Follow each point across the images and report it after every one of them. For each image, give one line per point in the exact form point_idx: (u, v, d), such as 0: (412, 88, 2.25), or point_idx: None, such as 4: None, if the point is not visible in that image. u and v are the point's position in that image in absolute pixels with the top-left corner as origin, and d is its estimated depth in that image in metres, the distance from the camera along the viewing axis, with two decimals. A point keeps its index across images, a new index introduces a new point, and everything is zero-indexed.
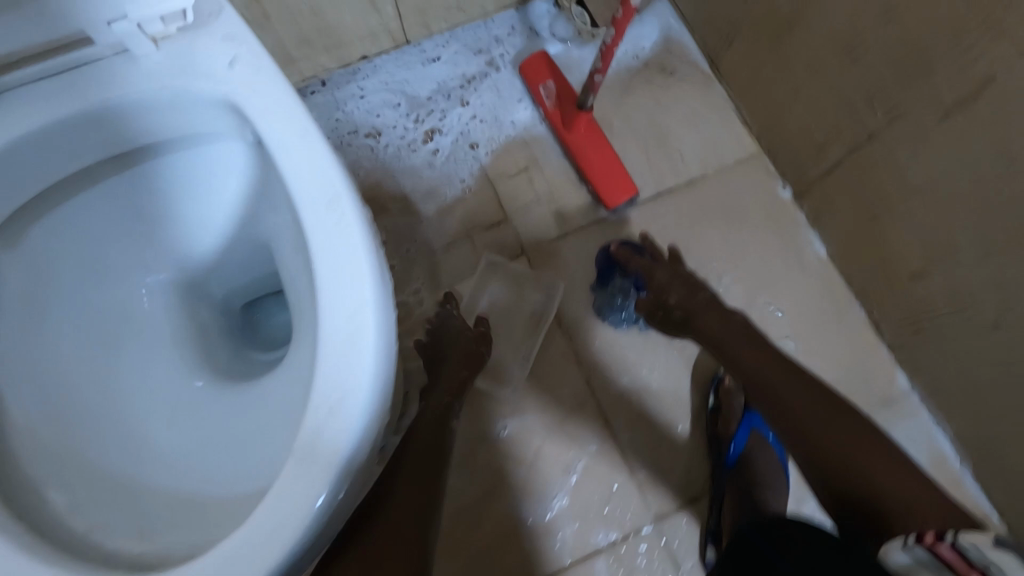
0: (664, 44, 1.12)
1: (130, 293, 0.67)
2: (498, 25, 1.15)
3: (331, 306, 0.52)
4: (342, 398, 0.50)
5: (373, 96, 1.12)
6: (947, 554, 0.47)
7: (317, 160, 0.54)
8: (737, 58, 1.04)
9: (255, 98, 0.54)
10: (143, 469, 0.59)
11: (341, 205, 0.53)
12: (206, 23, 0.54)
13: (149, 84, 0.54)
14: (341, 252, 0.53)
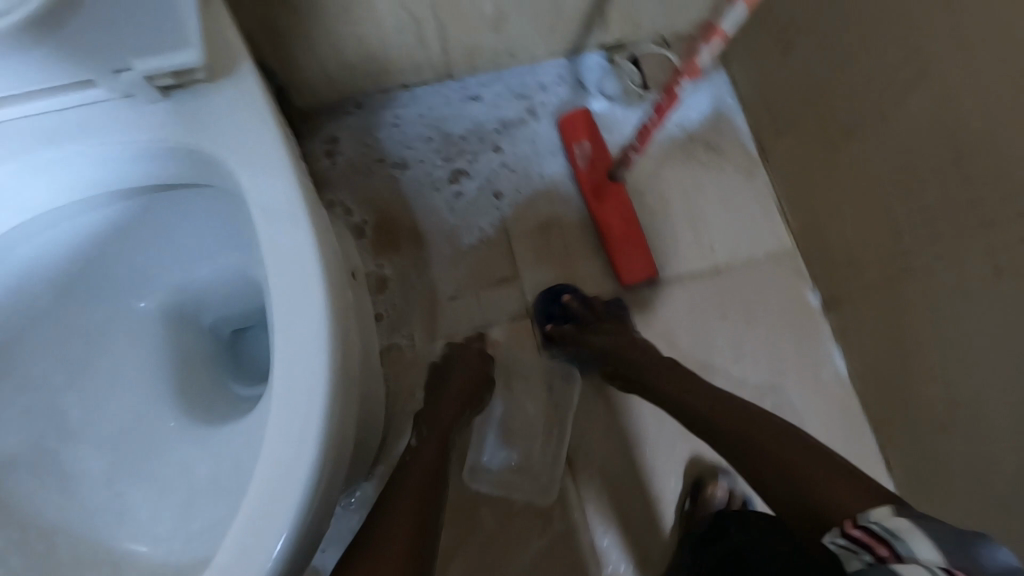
0: (713, 120, 1.08)
1: (113, 321, 0.65)
2: (544, 73, 1.12)
3: (286, 399, 0.49)
4: (298, 430, 0.48)
5: (407, 126, 1.09)
6: (867, 542, 0.52)
7: (302, 243, 0.51)
8: (788, 152, 0.99)
9: (253, 164, 0.53)
10: (93, 519, 0.58)
11: (317, 295, 0.51)
12: (218, 81, 0.53)
13: (148, 135, 0.52)
14: (296, 281, 0.51)
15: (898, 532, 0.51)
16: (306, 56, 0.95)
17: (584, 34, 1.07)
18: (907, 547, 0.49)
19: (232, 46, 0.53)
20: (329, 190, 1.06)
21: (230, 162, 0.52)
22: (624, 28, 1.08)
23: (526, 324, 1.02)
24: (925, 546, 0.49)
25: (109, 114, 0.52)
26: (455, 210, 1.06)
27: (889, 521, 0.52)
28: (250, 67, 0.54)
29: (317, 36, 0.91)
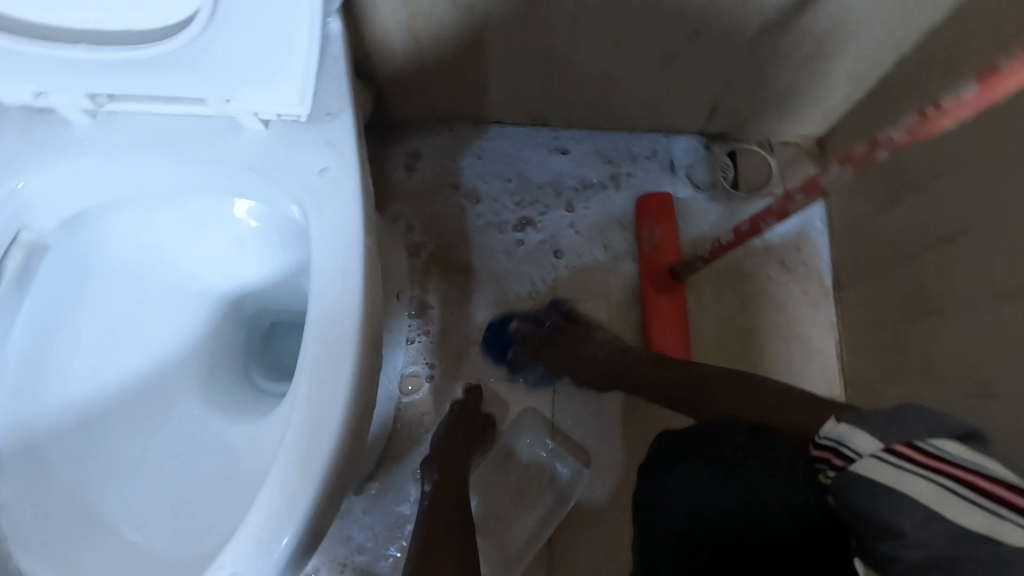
0: (795, 239, 1.04)
1: (167, 299, 0.71)
2: (639, 146, 1.10)
3: (302, 429, 0.51)
4: (318, 434, 0.50)
5: (490, 161, 1.10)
6: (823, 458, 0.53)
7: (346, 304, 0.52)
8: (865, 296, 0.95)
9: (325, 210, 0.53)
10: (101, 479, 0.61)
11: (344, 360, 0.52)
12: (317, 124, 0.54)
13: (240, 158, 0.55)
14: (333, 292, 0.53)
15: (844, 438, 0.52)
16: (412, 75, 0.97)
17: (689, 119, 1.05)
18: (854, 449, 0.50)
19: (341, 93, 0.55)
20: (398, 205, 1.08)
21: (302, 203, 0.53)
22: (730, 122, 1.06)
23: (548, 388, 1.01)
24: (867, 438, 0.50)
25: (212, 133, 0.55)
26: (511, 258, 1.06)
27: (841, 432, 0.52)
28: (349, 116, 0.55)
29: (429, 59, 0.93)
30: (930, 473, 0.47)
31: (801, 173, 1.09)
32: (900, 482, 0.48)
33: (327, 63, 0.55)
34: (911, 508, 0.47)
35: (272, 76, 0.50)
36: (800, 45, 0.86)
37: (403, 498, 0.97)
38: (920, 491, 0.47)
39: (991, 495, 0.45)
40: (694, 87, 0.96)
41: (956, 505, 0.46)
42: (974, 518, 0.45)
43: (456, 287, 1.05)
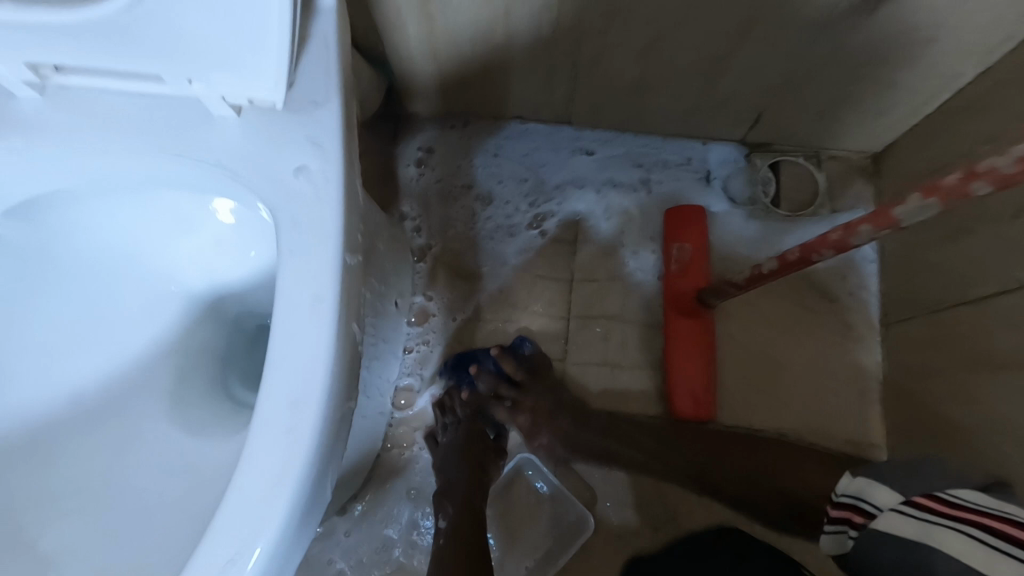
0: (840, 265, 0.94)
1: (133, 304, 0.63)
2: (671, 154, 1.00)
3: (251, 480, 0.40)
4: (273, 486, 0.40)
5: (506, 161, 1.01)
6: (845, 516, 0.53)
7: (313, 341, 0.42)
8: (915, 335, 0.85)
9: (297, 218, 0.44)
10: (46, 504, 0.55)
11: (303, 413, 0.41)
12: (296, 116, 0.45)
13: (202, 151, 0.46)
14: (303, 318, 0.42)
15: (864, 494, 0.52)
16: (425, 64, 0.88)
17: (729, 126, 0.95)
18: (874, 504, 0.50)
19: (327, 78, 0.46)
20: (405, 203, 1.00)
21: (273, 208, 0.45)
22: (775, 133, 0.95)
23: None
24: (887, 491, 0.50)
25: (166, 117, 0.46)
26: (524, 270, 0.97)
27: (850, 483, 0.53)
28: (336, 106, 0.46)
29: (444, 49, 0.83)
30: (960, 526, 0.44)
31: (851, 192, 0.99)
32: (928, 536, 0.45)
33: (313, 43, 0.46)
34: (945, 565, 0.43)
35: (242, 54, 0.42)
36: (868, 53, 0.75)
37: (391, 522, 0.89)
38: (957, 546, 0.43)
39: (1008, 537, 0.42)
40: (739, 93, 0.86)
41: (985, 553, 0.42)
42: (979, 556, 0.42)
43: (462, 296, 0.96)
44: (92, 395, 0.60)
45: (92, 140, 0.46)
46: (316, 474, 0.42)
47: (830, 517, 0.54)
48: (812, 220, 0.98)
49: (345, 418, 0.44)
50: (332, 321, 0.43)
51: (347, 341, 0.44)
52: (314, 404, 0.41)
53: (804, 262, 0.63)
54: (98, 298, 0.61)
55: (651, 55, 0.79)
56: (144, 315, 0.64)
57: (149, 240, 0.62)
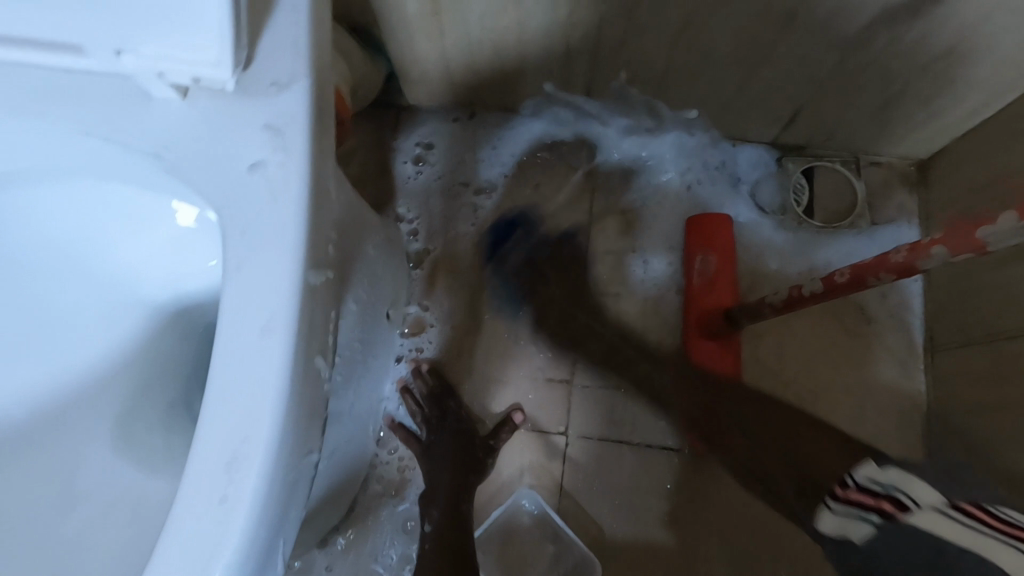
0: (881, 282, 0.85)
1: (85, 315, 0.56)
2: (697, 157, 0.91)
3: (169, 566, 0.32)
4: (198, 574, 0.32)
5: (515, 159, 0.93)
6: (871, 502, 0.53)
7: (258, 385, 0.34)
8: (967, 365, 0.76)
9: (250, 225, 0.36)
10: None
11: (242, 473, 0.33)
12: (255, 100, 0.37)
13: (140, 139, 0.37)
14: (253, 350, 0.35)
15: (893, 483, 0.53)
16: (427, 51, 0.79)
17: (762, 126, 0.86)
18: (910, 496, 0.51)
19: (295, 55, 0.38)
20: (402, 203, 0.92)
21: (221, 212, 0.36)
22: (812, 135, 0.86)
23: (560, 439, 0.84)
24: (922, 489, 0.51)
25: (92, 93, 0.37)
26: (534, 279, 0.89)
27: (877, 472, 0.54)
28: (304, 89, 0.38)
29: (448, 35, 0.75)
30: (982, 527, 0.48)
31: (893, 203, 0.89)
32: (976, 544, 0.47)
33: (279, 11, 0.38)
34: (959, 554, 0.47)
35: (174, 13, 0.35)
36: (929, 46, 0.66)
37: (376, 554, 0.81)
38: (967, 535, 0.47)
39: (1004, 530, 0.47)
40: (778, 88, 0.77)
41: (1010, 555, 0.45)
42: (967, 537, 0.47)
43: (461, 307, 0.88)
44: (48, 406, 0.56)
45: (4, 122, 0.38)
46: (257, 555, 0.33)
47: (843, 498, 0.56)
48: (849, 232, 0.88)
49: (300, 477, 0.36)
50: (287, 355, 0.35)
51: (307, 381, 0.35)
52: (256, 463, 0.33)
53: (854, 287, 0.55)
54: (48, 305, 0.55)
55: (681, 44, 0.71)
56: (98, 327, 0.57)
57: (100, 243, 0.54)
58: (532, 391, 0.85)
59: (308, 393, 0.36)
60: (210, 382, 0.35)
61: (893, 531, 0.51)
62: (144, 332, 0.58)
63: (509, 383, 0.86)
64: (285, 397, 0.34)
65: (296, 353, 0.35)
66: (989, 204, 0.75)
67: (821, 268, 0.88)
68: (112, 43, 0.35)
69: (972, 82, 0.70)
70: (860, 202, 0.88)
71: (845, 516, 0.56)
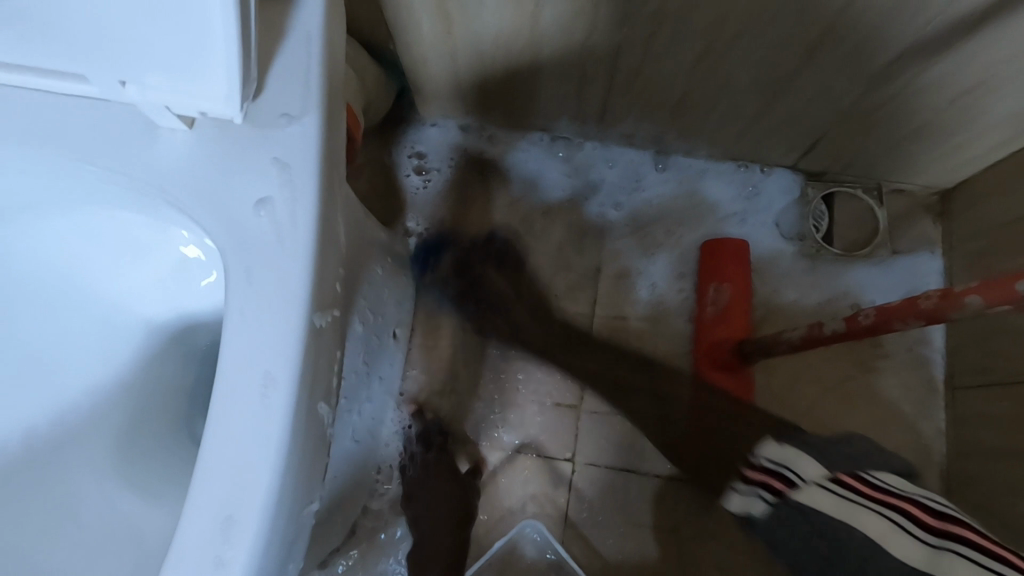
0: None
1: (82, 335, 0.55)
2: (712, 179, 0.90)
3: None
4: None
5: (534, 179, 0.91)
6: (767, 479, 0.55)
7: (256, 442, 0.32)
8: (986, 405, 0.74)
9: (253, 264, 0.34)
10: None
11: (236, 534, 0.31)
12: (263, 134, 0.36)
13: (143, 174, 0.36)
14: (254, 400, 0.33)
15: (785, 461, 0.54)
16: (440, 67, 0.78)
17: (780, 152, 0.84)
18: (797, 472, 0.52)
19: (305, 87, 0.37)
20: (410, 219, 0.90)
21: (224, 251, 0.35)
22: (832, 161, 0.84)
23: (565, 466, 0.82)
24: (808, 465, 0.53)
25: (95, 125, 0.36)
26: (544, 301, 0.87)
27: (774, 450, 0.57)
28: (314, 122, 0.36)
29: (461, 52, 0.74)
30: (874, 504, 0.47)
31: (914, 232, 0.87)
32: (848, 514, 0.47)
33: (289, 44, 0.37)
34: (854, 535, 0.46)
35: (177, 45, 0.32)
36: (958, 80, 0.64)
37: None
38: (855, 513, 0.47)
39: (914, 518, 0.45)
40: (798, 118, 0.75)
41: (901, 539, 0.45)
42: (873, 524, 0.46)
43: (468, 327, 0.87)
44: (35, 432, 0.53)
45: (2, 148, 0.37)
46: None
47: (751, 477, 0.57)
48: (869, 261, 0.86)
49: (297, 537, 0.34)
50: (288, 407, 0.33)
51: (307, 430, 0.34)
52: (251, 523, 0.31)
53: (878, 329, 0.53)
54: (48, 324, 0.54)
55: (701, 71, 0.69)
56: (94, 348, 0.55)
57: (99, 260, 0.52)
58: (539, 415, 0.84)
59: (311, 447, 0.34)
60: (204, 435, 0.33)
61: (789, 511, 0.51)
62: (139, 355, 0.57)
63: (515, 408, 0.84)
64: (284, 451, 0.32)
65: (298, 405, 0.33)
66: (1016, 241, 0.72)
67: (839, 298, 0.85)
68: (116, 72, 0.34)
69: (1000, 119, 0.68)
70: (879, 228, 0.86)
71: (750, 492, 0.56)
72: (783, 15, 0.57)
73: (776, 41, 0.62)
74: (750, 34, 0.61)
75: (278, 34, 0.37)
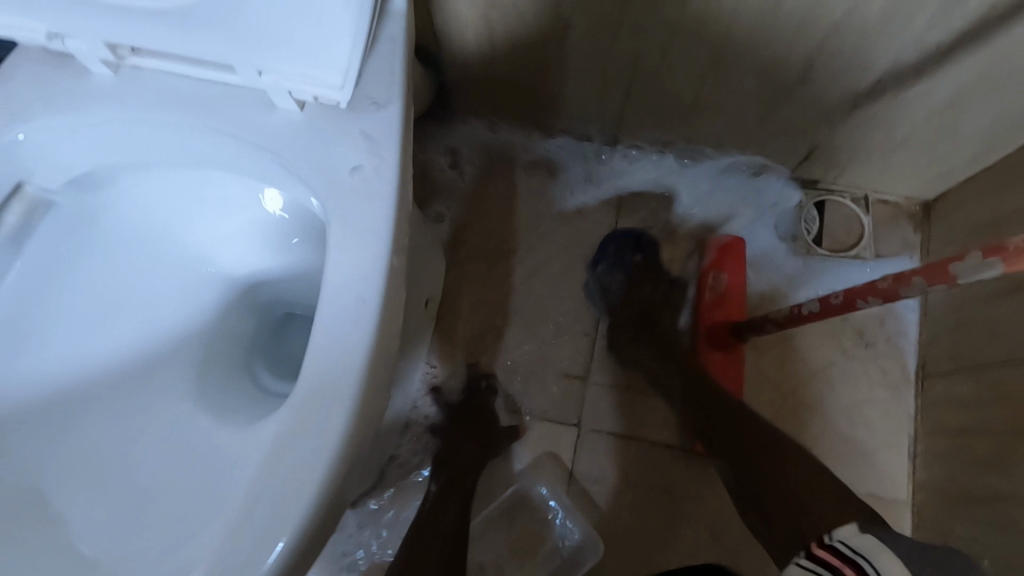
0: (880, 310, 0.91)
1: (172, 283, 0.64)
2: (718, 182, 0.99)
3: (275, 471, 0.41)
4: (294, 483, 0.41)
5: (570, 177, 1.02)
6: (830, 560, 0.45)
7: (348, 342, 0.43)
8: (950, 390, 0.82)
9: (346, 214, 0.44)
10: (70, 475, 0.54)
11: (326, 414, 0.42)
12: (358, 115, 0.46)
13: (261, 139, 0.46)
14: (347, 314, 0.43)
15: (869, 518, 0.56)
16: (480, 68, 0.88)
17: (777, 159, 0.94)
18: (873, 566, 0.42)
19: (390, 80, 0.47)
20: (442, 205, 1.01)
21: (324, 202, 0.45)
22: (824, 170, 0.93)
23: (572, 431, 0.92)
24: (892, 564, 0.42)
25: (229, 104, 0.47)
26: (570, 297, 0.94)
27: (855, 535, 0.46)
28: (396, 108, 0.47)
29: (499, 54, 0.84)
30: None
31: (897, 237, 0.96)
32: None
33: (379, 45, 0.47)
34: None
35: (307, 44, 0.42)
36: (931, 99, 0.73)
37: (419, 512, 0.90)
38: None
39: None
40: (793, 127, 0.85)
41: None
42: None
43: (489, 303, 0.97)
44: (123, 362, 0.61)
45: (152, 115, 0.48)
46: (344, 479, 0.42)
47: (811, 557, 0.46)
48: (853, 262, 0.95)
49: (372, 423, 0.44)
50: (371, 321, 0.43)
51: (382, 344, 0.44)
52: (338, 408, 0.42)
53: (849, 305, 0.62)
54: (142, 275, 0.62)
55: (710, 81, 0.79)
56: (178, 292, 0.65)
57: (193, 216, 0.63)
58: (552, 382, 0.94)
59: (386, 356, 0.45)
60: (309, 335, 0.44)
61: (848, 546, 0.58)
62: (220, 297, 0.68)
63: (529, 378, 0.94)
64: (359, 375, 0.42)
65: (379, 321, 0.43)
66: (981, 245, 0.82)
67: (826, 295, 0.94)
68: (255, 63, 0.43)
69: (971, 135, 0.77)
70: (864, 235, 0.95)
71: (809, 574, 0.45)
72: (782, 32, 0.67)
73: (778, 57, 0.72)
74: (754, 49, 0.71)
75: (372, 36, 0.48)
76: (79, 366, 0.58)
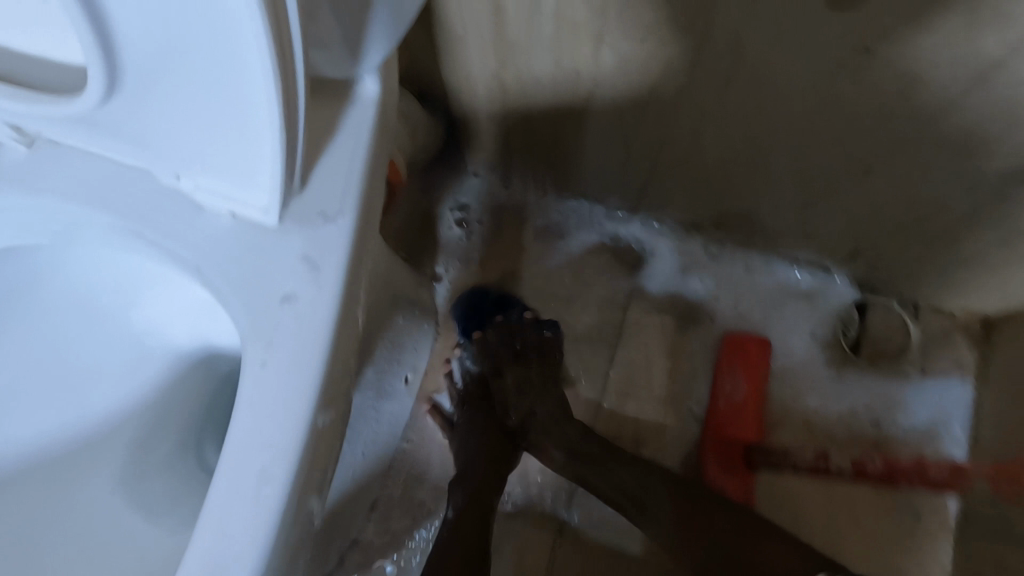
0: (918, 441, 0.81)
1: (110, 359, 0.58)
2: (750, 272, 0.88)
3: None
4: None
5: (581, 244, 0.90)
6: None
7: (247, 527, 0.34)
8: (995, 554, 0.70)
9: (268, 354, 0.36)
10: None
11: None
12: (296, 230, 0.38)
13: (176, 248, 0.38)
14: (251, 485, 0.35)
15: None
16: (490, 126, 0.80)
17: (814, 253, 0.83)
18: None
19: (346, 189, 0.39)
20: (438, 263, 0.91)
21: (242, 337, 0.37)
22: (869, 271, 0.82)
23: (554, 536, 0.82)
24: None
25: (146, 202, 0.39)
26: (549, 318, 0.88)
27: None
28: (347, 223, 0.38)
29: (512, 114, 0.76)
30: None
31: (948, 354, 0.84)
32: None
33: (338, 146, 0.40)
34: None
35: (225, 148, 0.36)
36: (1006, 220, 0.62)
37: None
38: None
39: None
40: (839, 225, 0.74)
41: None
42: None
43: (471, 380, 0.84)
44: (54, 443, 0.56)
45: (62, 206, 0.40)
46: None
47: None
48: (896, 379, 0.84)
49: None
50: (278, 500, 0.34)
51: (293, 526, 0.35)
52: None
53: None
54: (76, 347, 0.57)
55: (748, 168, 0.69)
56: (114, 370, 0.58)
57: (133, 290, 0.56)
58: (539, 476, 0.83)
59: (298, 537, 0.36)
60: (205, 501, 0.35)
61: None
62: (163, 377, 0.60)
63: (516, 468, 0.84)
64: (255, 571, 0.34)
65: (288, 499, 0.35)
66: None
67: (863, 412, 0.83)
68: (173, 167, 0.38)
69: None
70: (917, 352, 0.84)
71: None
72: (841, 129, 0.58)
73: (833, 153, 0.62)
74: (802, 141, 0.62)
75: (331, 133, 0.40)
76: (11, 446, 0.54)
